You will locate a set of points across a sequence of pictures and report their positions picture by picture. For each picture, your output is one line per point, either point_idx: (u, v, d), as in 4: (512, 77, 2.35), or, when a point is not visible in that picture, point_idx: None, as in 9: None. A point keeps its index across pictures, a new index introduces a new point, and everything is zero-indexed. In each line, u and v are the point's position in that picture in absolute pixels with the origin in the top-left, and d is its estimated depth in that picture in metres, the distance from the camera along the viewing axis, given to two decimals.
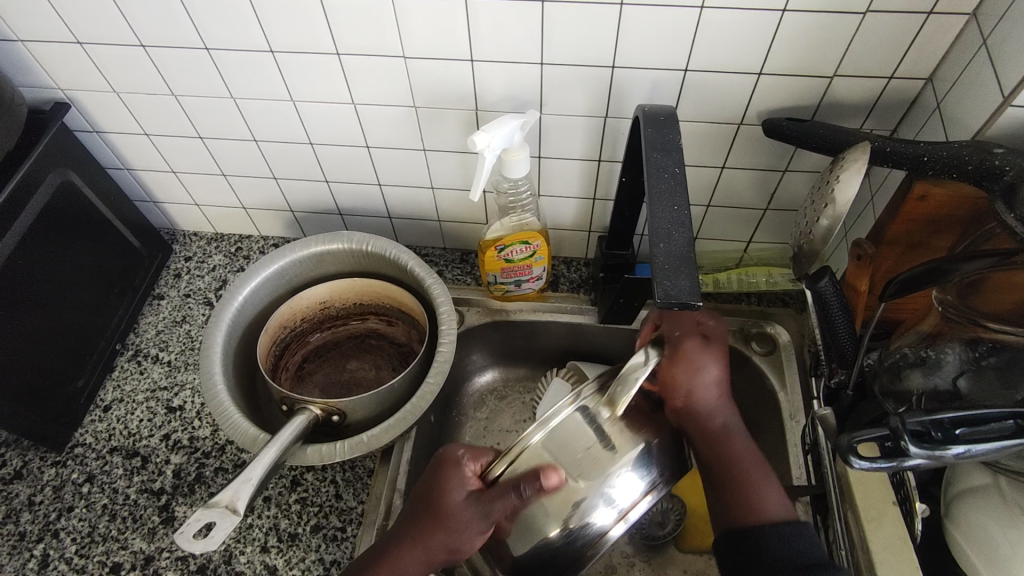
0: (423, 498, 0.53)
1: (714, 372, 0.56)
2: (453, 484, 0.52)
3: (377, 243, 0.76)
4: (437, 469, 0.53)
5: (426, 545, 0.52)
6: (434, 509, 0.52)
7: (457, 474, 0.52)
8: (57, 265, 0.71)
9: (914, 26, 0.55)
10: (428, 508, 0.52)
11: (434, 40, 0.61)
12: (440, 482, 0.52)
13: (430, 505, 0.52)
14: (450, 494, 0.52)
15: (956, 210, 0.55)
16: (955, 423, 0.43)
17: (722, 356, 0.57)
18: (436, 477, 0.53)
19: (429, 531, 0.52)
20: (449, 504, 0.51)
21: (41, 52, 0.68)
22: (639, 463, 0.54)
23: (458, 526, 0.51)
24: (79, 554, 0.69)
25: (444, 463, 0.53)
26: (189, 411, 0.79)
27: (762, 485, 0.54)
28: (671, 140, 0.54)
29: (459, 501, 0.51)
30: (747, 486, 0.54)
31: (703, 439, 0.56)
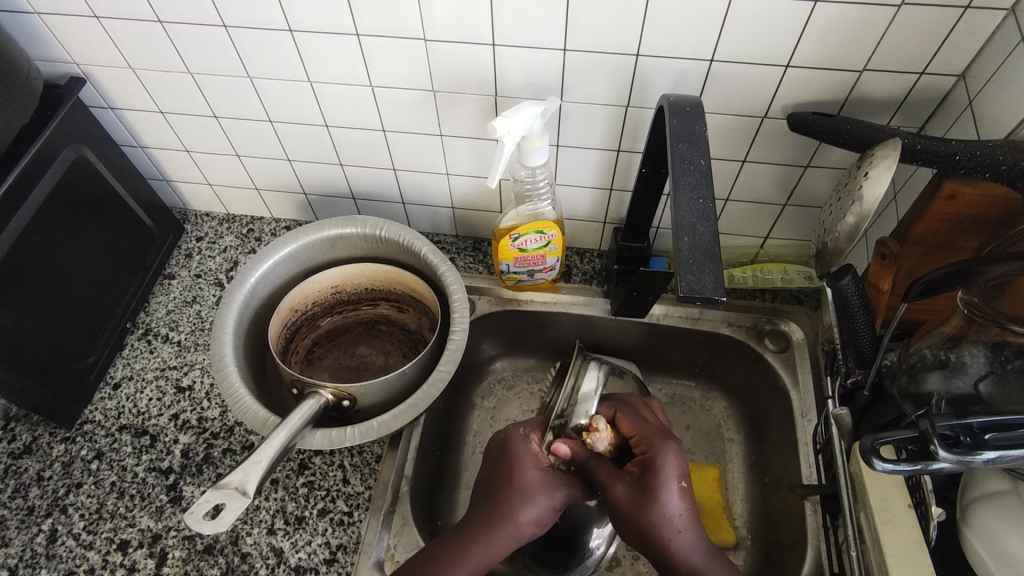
0: (495, 471, 0.59)
1: (674, 497, 0.52)
2: (525, 452, 0.59)
3: (391, 229, 0.75)
4: (501, 444, 0.61)
5: (507, 510, 0.55)
6: (513, 474, 0.58)
7: (526, 441, 0.60)
8: (68, 241, 0.71)
9: (949, 21, 0.54)
10: (506, 476, 0.58)
11: (456, 24, 0.60)
12: (511, 450, 0.60)
13: (506, 469, 0.58)
14: (524, 458, 0.59)
15: (985, 211, 0.54)
16: (986, 429, 0.42)
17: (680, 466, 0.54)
18: (508, 446, 0.60)
19: (511, 493, 0.56)
20: (523, 464, 0.58)
21: (57, 25, 0.67)
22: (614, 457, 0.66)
23: (535, 481, 0.57)
24: (86, 530, 0.69)
25: (510, 438, 0.61)
26: (198, 391, 0.79)
27: None
28: (696, 132, 0.53)
29: (534, 464, 0.59)
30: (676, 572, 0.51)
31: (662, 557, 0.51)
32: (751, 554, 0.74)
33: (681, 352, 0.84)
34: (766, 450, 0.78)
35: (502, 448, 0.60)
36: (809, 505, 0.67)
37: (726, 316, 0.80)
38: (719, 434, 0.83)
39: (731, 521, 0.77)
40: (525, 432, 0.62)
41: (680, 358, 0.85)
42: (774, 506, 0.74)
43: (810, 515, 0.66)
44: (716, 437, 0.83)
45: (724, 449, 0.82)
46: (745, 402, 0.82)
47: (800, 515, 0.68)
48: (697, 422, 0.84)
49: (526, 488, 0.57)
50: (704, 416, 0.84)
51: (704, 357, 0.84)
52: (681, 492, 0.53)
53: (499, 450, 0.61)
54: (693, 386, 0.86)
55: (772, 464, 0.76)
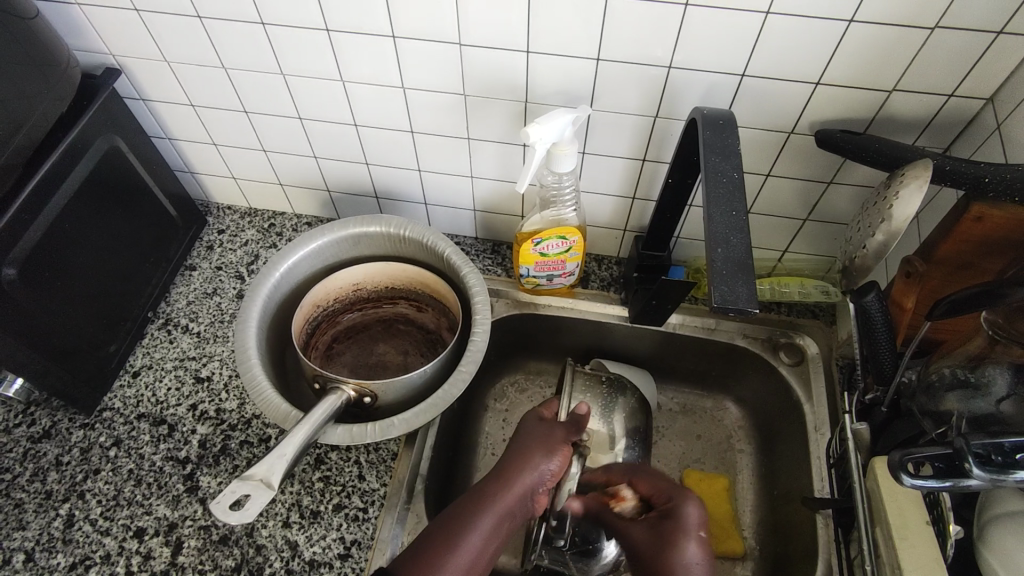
0: (521, 448, 0.60)
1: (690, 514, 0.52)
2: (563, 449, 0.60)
3: (414, 229, 0.76)
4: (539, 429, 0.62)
5: (517, 491, 0.55)
6: (546, 463, 0.58)
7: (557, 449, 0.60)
8: (97, 230, 0.72)
9: (981, 45, 0.55)
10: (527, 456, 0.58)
11: (492, 30, 0.61)
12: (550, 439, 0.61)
13: (531, 459, 0.58)
14: (562, 457, 0.60)
15: (1010, 234, 0.55)
16: (1015, 448, 0.43)
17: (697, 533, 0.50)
18: (547, 441, 0.60)
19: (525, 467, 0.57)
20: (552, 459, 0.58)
21: (96, 16, 0.68)
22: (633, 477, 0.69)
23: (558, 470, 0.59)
24: (104, 516, 0.70)
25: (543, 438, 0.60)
26: (217, 382, 0.79)
27: None
28: (729, 144, 0.53)
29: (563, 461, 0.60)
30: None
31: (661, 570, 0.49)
32: (759, 566, 0.75)
33: (695, 362, 0.85)
34: (777, 462, 0.78)
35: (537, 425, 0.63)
36: (821, 519, 0.67)
37: (743, 328, 0.81)
38: (729, 445, 0.84)
39: (740, 531, 0.77)
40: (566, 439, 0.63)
41: (693, 368, 0.86)
42: (785, 518, 0.74)
43: (822, 528, 0.67)
44: (726, 448, 0.83)
45: (735, 460, 0.82)
46: (757, 414, 0.83)
47: (811, 528, 0.69)
48: (708, 432, 0.85)
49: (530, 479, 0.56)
50: (716, 427, 0.85)
51: (717, 368, 0.84)
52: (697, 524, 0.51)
53: (537, 432, 0.62)
54: (705, 396, 0.87)
55: (784, 477, 0.76)
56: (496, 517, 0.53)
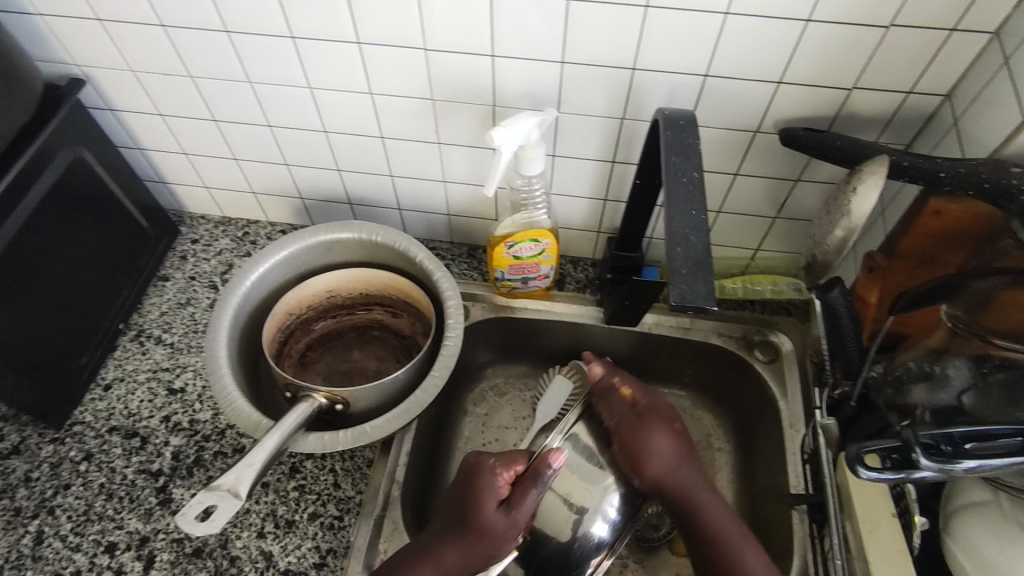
0: (457, 516, 0.53)
1: (664, 444, 0.55)
2: (503, 524, 0.52)
3: (386, 234, 0.76)
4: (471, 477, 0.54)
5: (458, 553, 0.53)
6: (482, 545, 0.52)
7: (495, 480, 0.53)
8: (64, 241, 0.71)
9: (936, 42, 0.55)
10: (463, 514, 0.53)
11: (456, 34, 0.61)
12: (485, 519, 0.52)
13: (465, 538, 0.53)
14: (500, 537, 0.52)
15: (968, 227, 0.56)
16: (965, 438, 0.44)
17: (673, 432, 0.56)
18: (482, 520, 0.52)
19: (465, 532, 0.53)
20: (486, 510, 0.52)
21: (58, 26, 0.67)
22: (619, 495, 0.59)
23: (499, 543, 0.52)
24: (74, 531, 0.69)
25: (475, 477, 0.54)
26: (190, 393, 0.79)
27: (745, 554, 0.54)
28: (690, 144, 0.54)
29: (504, 534, 0.52)
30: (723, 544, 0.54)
31: (676, 504, 0.56)
32: None
33: (671, 361, 0.85)
34: (754, 459, 0.78)
35: (478, 493, 0.53)
36: (796, 515, 0.68)
37: (717, 326, 0.81)
38: (707, 444, 0.84)
39: None
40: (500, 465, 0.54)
41: (669, 367, 0.86)
42: (761, 515, 0.74)
43: (797, 524, 0.67)
44: (704, 446, 0.84)
45: (712, 458, 0.83)
46: (734, 412, 0.83)
47: (786, 524, 0.69)
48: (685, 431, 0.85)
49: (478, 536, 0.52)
50: (694, 425, 0.85)
51: (694, 367, 0.85)
52: (671, 437, 0.56)
53: (473, 505, 0.52)
54: (683, 396, 0.87)
55: (760, 474, 0.76)
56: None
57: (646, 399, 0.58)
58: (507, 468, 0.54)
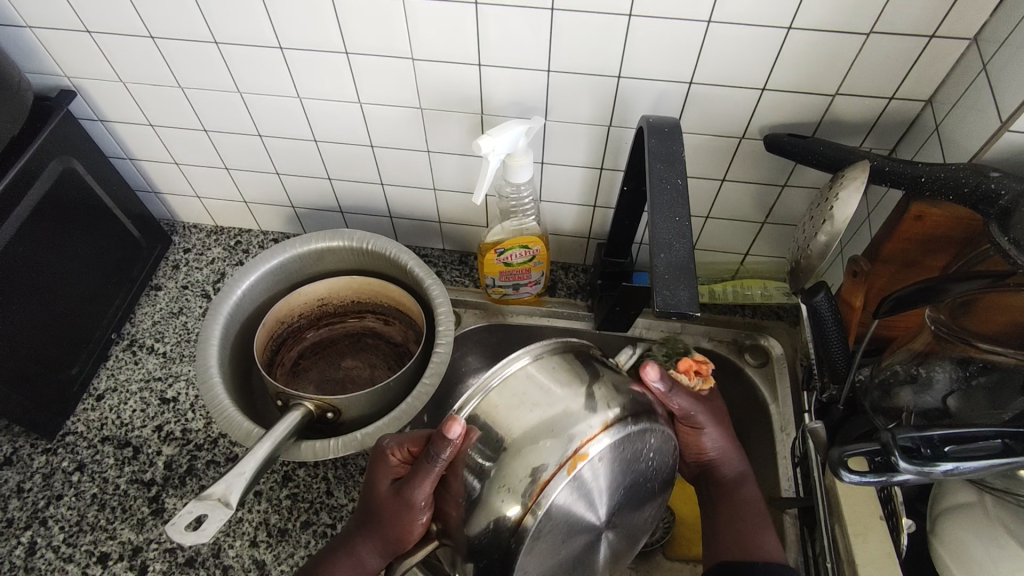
0: (367, 500, 0.56)
1: (720, 437, 0.61)
2: (394, 506, 0.53)
3: (377, 242, 0.76)
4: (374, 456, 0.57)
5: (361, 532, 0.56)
6: (384, 525, 0.54)
7: (383, 459, 0.55)
8: (55, 252, 0.71)
9: (916, 48, 0.56)
10: (366, 493, 0.56)
11: (443, 44, 0.62)
12: (380, 498, 0.54)
13: (369, 519, 0.55)
14: (392, 517, 0.53)
15: (951, 231, 0.56)
16: (944, 440, 0.45)
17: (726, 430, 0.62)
18: (378, 501, 0.54)
19: (366, 511, 0.56)
20: (377, 487, 0.55)
21: (48, 39, 0.68)
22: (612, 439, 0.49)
23: (399, 524, 0.53)
24: (66, 542, 0.69)
25: (374, 456, 0.57)
26: (183, 403, 0.79)
27: (761, 536, 0.58)
28: (674, 151, 0.54)
29: (399, 516, 0.53)
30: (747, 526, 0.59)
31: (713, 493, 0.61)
32: None
33: None
34: None
35: (375, 474, 0.55)
36: (787, 519, 0.68)
37: (708, 331, 0.82)
38: None
39: None
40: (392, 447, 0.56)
41: None
42: None
43: (788, 528, 0.67)
44: None
45: None
46: None
47: None
48: None
49: (372, 513, 0.55)
50: None
51: None
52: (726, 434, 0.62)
53: (373, 488, 0.55)
54: None
55: None
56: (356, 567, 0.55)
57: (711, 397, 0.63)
58: (399, 449, 0.55)
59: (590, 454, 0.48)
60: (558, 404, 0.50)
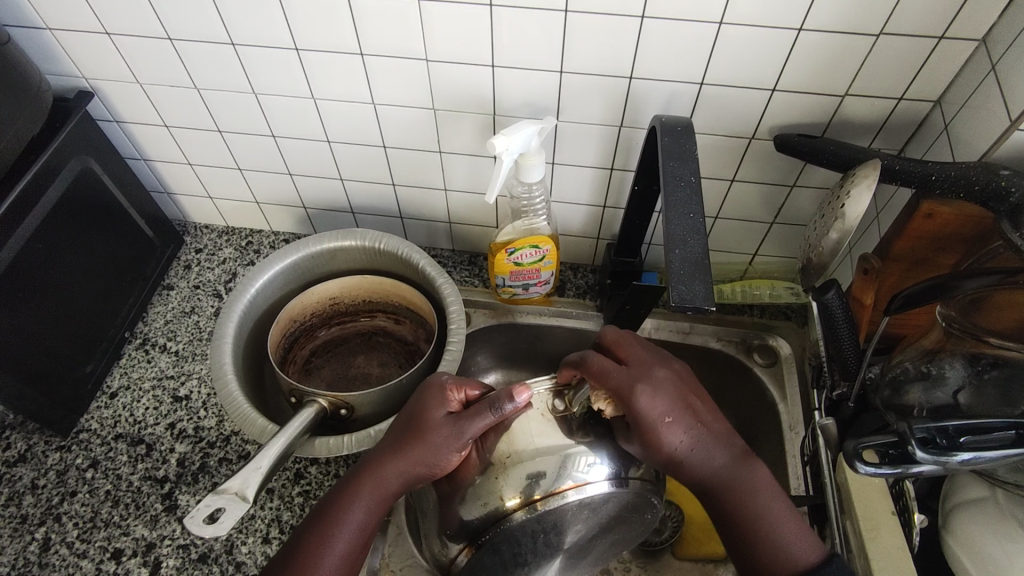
0: (404, 430, 0.54)
1: (675, 437, 0.50)
2: (446, 434, 0.52)
3: (389, 241, 0.77)
4: (422, 394, 0.55)
5: (391, 465, 0.52)
6: (422, 452, 0.52)
7: (442, 394, 0.54)
8: (72, 250, 0.72)
9: (925, 50, 0.57)
10: (408, 426, 0.53)
11: (458, 45, 0.63)
12: (425, 425, 0.52)
13: (403, 447, 0.52)
14: (437, 447, 0.51)
15: (962, 228, 0.57)
16: (960, 431, 0.46)
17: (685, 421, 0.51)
18: (426, 428, 0.52)
19: (406, 443, 0.52)
20: (431, 417, 0.53)
21: (67, 40, 0.69)
22: (605, 457, 0.54)
23: (438, 453, 0.52)
24: (80, 538, 0.69)
25: (429, 390, 0.55)
26: (195, 401, 0.79)
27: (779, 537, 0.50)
28: (687, 149, 0.55)
29: (444, 446, 0.52)
30: (756, 520, 0.51)
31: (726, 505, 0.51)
32: None
33: None
34: None
35: (428, 403, 0.54)
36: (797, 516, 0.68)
37: (717, 331, 0.82)
38: None
39: None
40: (455, 388, 0.55)
41: None
42: None
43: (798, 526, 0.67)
44: None
45: None
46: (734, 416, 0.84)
47: None
48: None
49: (418, 442, 0.52)
50: None
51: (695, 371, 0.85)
52: (677, 425, 0.51)
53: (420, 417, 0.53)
54: None
55: None
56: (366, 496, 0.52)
57: (619, 372, 0.52)
58: (460, 390, 0.55)
59: (587, 481, 0.53)
60: (568, 432, 0.55)
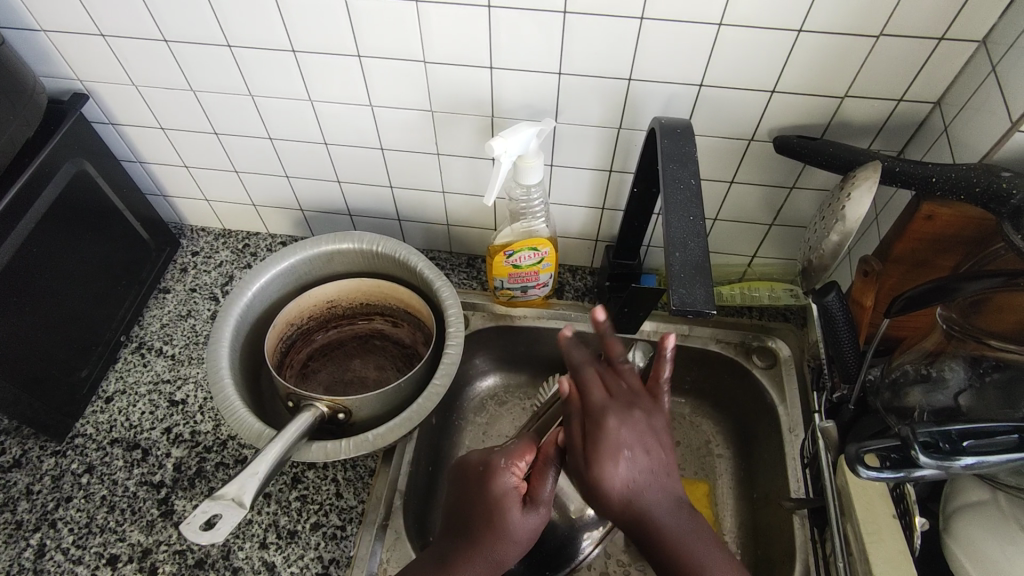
0: (481, 524, 0.52)
1: (624, 425, 0.48)
2: (525, 527, 0.52)
3: (387, 244, 0.76)
4: (484, 479, 0.53)
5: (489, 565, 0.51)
6: (514, 543, 0.52)
7: (509, 475, 0.53)
8: (67, 254, 0.72)
9: (925, 51, 0.57)
10: (486, 519, 0.52)
11: (455, 47, 0.62)
12: (501, 520, 0.51)
13: (489, 547, 0.51)
14: (520, 539, 0.52)
15: (961, 231, 0.57)
16: (963, 435, 0.46)
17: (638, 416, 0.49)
18: (501, 524, 0.51)
19: (493, 538, 0.51)
20: (510, 505, 0.52)
21: (61, 42, 0.68)
22: None
23: (523, 542, 0.52)
24: (75, 544, 0.69)
25: (491, 473, 0.53)
26: (191, 405, 0.79)
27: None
28: (686, 152, 0.55)
29: (527, 536, 0.52)
30: (674, 562, 0.47)
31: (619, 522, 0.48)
32: None
33: (670, 368, 0.85)
34: (753, 465, 0.79)
35: (491, 495, 0.52)
36: (797, 519, 0.68)
37: (715, 333, 0.82)
38: (707, 450, 0.84)
39: (719, 536, 0.77)
40: (515, 465, 0.53)
41: (669, 375, 0.87)
42: (762, 521, 0.74)
43: (798, 529, 0.67)
44: (704, 453, 0.84)
45: (713, 464, 0.83)
46: (733, 418, 0.84)
47: (788, 529, 0.69)
48: (686, 437, 0.85)
49: (506, 534, 0.51)
50: (694, 432, 0.85)
51: (694, 374, 0.85)
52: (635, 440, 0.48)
53: (488, 512, 0.52)
54: (682, 402, 0.88)
55: (760, 480, 0.77)
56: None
57: (598, 392, 0.50)
58: (518, 462, 0.54)
59: None
60: None
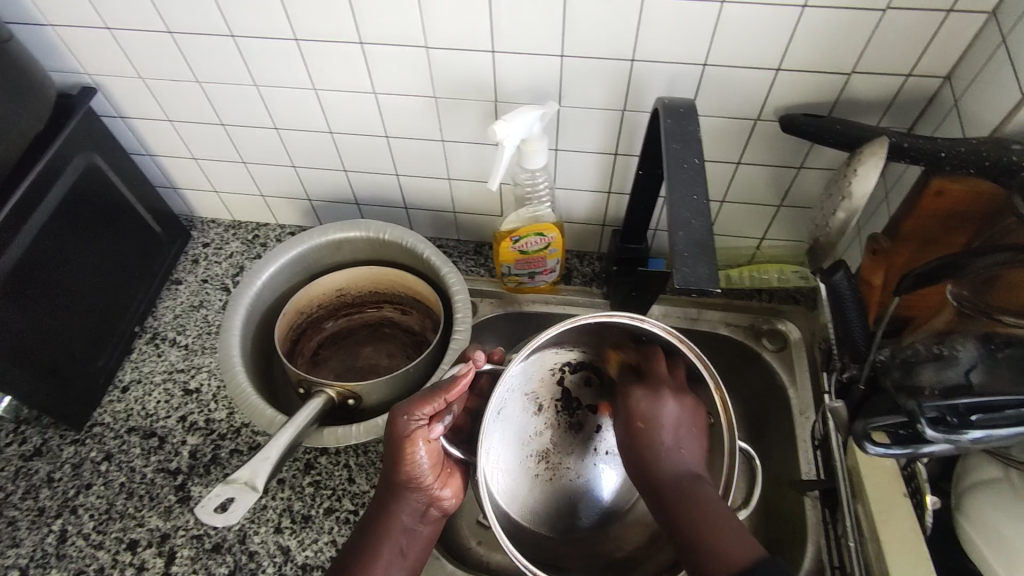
0: (393, 477, 0.57)
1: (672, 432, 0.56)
2: (426, 473, 0.56)
3: (394, 232, 0.76)
4: (391, 434, 0.55)
5: (401, 511, 0.57)
6: (417, 490, 0.57)
7: (409, 423, 0.55)
8: (81, 246, 0.73)
9: (934, 24, 0.55)
10: (394, 474, 0.56)
11: (457, 31, 0.62)
12: (405, 478, 0.56)
13: (394, 500, 0.57)
14: (430, 484, 0.57)
15: (972, 206, 0.56)
16: (970, 411, 0.46)
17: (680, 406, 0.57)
18: (408, 485, 0.57)
19: (407, 489, 0.57)
20: (409, 459, 0.55)
21: (69, 37, 0.69)
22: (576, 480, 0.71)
23: (431, 488, 0.57)
24: (96, 530, 0.71)
25: (396, 426, 0.55)
26: (206, 393, 0.80)
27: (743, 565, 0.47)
28: (691, 132, 0.55)
29: (434, 481, 0.57)
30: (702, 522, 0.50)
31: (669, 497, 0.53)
32: None
33: None
34: (764, 448, 0.78)
35: (394, 447, 0.55)
36: (808, 501, 0.68)
37: (725, 317, 0.82)
38: None
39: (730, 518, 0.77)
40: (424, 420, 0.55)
41: None
42: (773, 503, 0.74)
43: (809, 510, 0.67)
44: None
45: None
46: (744, 401, 0.83)
47: (799, 510, 0.69)
48: None
49: (410, 484, 0.56)
50: None
51: (704, 357, 0.85)
52: (678, 449, 0.56)
53: (396, 464, 0.56)
54: None
55: (771, 462, 0.76)
56: (393, 556, 0.56)
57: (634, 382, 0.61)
58: (423, 407, 0.55)
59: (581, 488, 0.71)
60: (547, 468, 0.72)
